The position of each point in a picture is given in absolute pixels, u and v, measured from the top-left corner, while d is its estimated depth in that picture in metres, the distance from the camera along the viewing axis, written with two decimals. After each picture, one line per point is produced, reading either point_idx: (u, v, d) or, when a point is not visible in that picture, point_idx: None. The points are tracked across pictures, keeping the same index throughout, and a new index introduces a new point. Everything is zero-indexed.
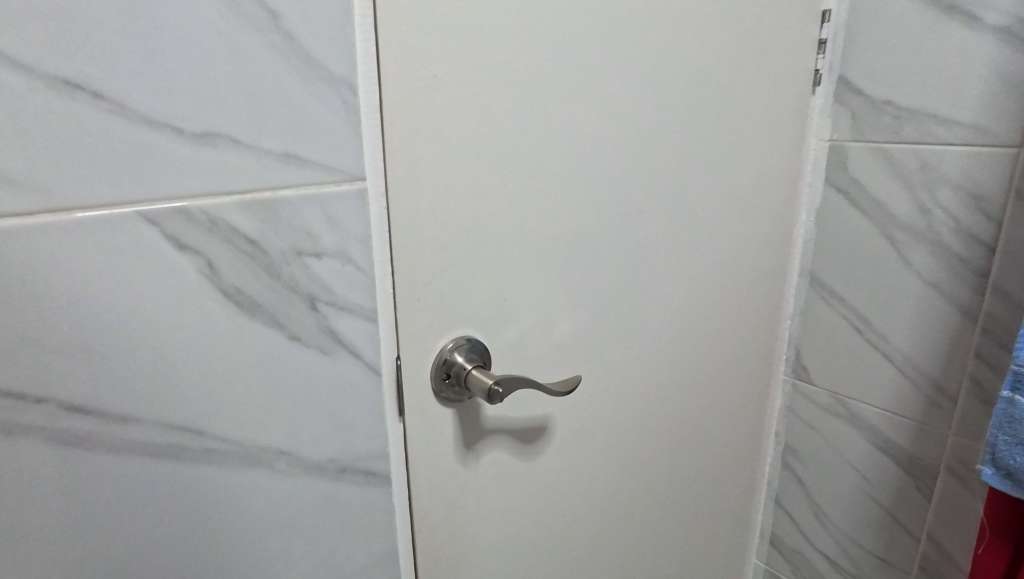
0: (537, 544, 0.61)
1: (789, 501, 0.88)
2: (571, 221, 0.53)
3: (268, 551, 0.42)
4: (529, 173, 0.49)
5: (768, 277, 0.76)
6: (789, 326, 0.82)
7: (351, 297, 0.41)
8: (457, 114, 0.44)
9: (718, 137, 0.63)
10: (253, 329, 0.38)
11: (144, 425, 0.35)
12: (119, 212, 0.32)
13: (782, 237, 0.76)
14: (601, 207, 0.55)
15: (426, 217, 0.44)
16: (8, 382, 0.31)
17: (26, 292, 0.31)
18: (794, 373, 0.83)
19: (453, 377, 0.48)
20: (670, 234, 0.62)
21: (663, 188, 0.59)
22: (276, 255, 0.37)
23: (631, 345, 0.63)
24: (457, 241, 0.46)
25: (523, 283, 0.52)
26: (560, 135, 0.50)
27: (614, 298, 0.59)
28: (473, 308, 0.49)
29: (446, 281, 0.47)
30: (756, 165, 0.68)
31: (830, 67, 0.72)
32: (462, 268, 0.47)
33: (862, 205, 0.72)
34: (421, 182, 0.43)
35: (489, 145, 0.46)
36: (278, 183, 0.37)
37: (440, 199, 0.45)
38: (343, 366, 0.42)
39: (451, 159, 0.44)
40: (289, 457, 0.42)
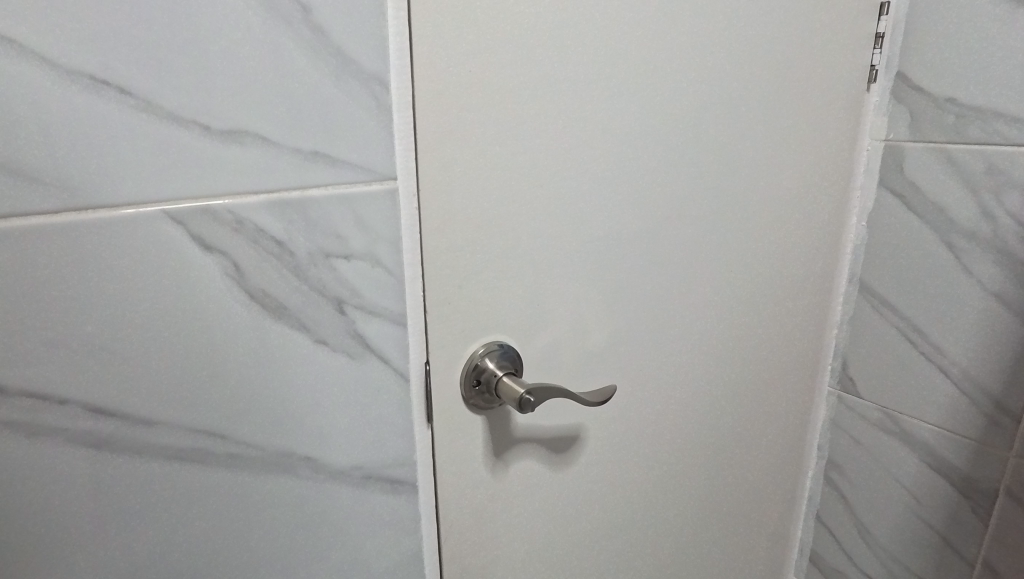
0: (567, 556, 0.59)
1: (831, 518, 0.84)
2: (608, 224, 0.51)
3: (291, 558, 0.41)
4: (567, 174, 0.47)
5: (815, 284, 0.72)
6: (836, 336, 0.78)
7: (379, 301, 0.40)
8: (492, 112, 0.42)
9: (765, 137, 0.60)
10: (278, 333, 0.37)
11: (167, 428, 0.35)
12: (144, 211, 0.32)
13: (830, 243, 0.72)
14: (640, 209, 0.53)
15: (458, 219, 0.43)
16: (32, 382, 0.31)
17: (50, 292, 0.30)
18: (840, 385, 0.79)
19: (483, 384, 0.46)
20: (712, 238, 0.59)
21: (705, 190, 0.57)
22: (303, 257, 0.36)
23: (669, 353, 0.60)
24: (489, 243, 0.45)
25: (557, 288, 0.50)
26: (598, 134, 0.48)
27: (652, 304, 0.57)
28: (505, 313, 0.47)
29: (477, 285, 0.45)
30: (805, 166, 0.65)
31: (888, 62, 0.68)
32: (495, 271, 0.46)
33: (919, 209, 0.68)
34: (453, 183, 0.42)
35: (524, 144, 0.44)
36: (306, 182, 0.35)
37: (473, 200, 0.43)
38: (370, 371, 0.41)
39: (484, 158, 0.43)
40: (314, 464, 0.40)
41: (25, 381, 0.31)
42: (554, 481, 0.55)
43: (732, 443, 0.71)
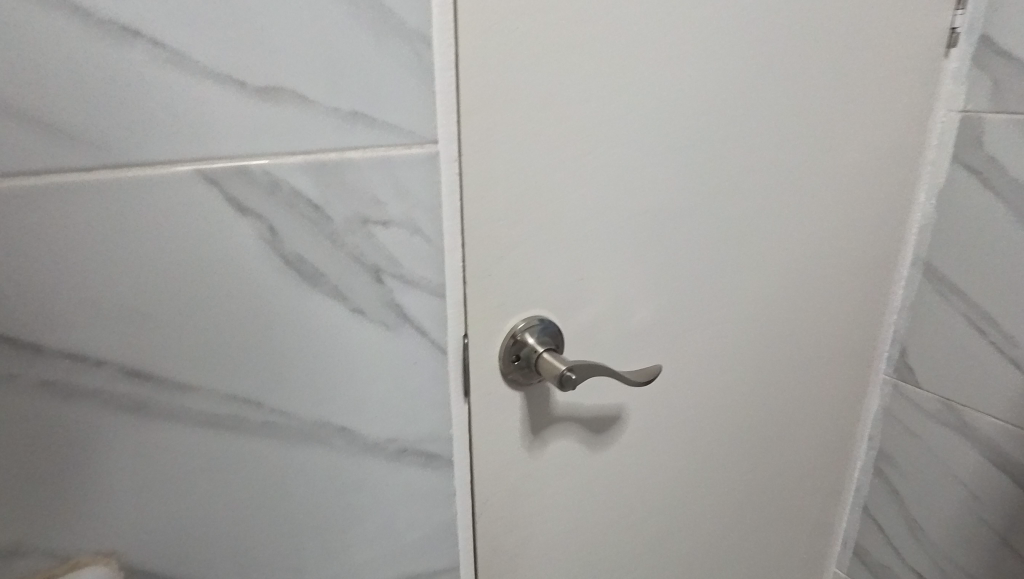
0: (603, 537, 0.58)
1: (879, 512, 0.80)
2: (658, 197, 0.48)
3: (325, 527, 0.41)
4: (616, 141, 0.44)
5: (876, 265, 0.68)
6: (895, 321, 0.74)
7: (418, 270, 0.38)
8: (538, 73, 0.40)
9: (830, 105, 0.55)
10: (315, 300, 0.36)
11: (203, 393, 0.34)
12: (179, 170, 0.31)
13: (894, 222, 0.67)
14: (692, 182, 0.50)
15: (501, 186, 0.41)
16: (67, 343, 0.31)
17: (85, 252, 0.30)
18: (897, 373, 0.75)
19: (522, 360, 0.45)
20: (768, 213, 0.56)
21: (762, 162, 0.53)
22: (340, 223, 0.35)
23: (716, 334, 0.57)
24: (533, 214, 0.42)
25: (602, 263, 0.47)
26: (651, 100, 0.45)
27: (701, 283, 0.54)
28: (548, 287, 0.45)
29: (519, 257, 0.43)
30: (872, 138, 0.60)
31: (971, 25, 0.62)
32: (538, 243, 0.43)
33: (997, 187, 0.62)
34: (496, 148, 0.40)
35: (572, 109, 0.42)
36: (343, 144, 0.34)
37: (516, 166, 0.41)
38: (407, 343, 0.40)
39: (530, 123, 0.40)
40: (349, 435, 0.40)
41: (61, 341, 0.30)
42: (591, 462, 0.53)
43: (778, 429, 0.68)
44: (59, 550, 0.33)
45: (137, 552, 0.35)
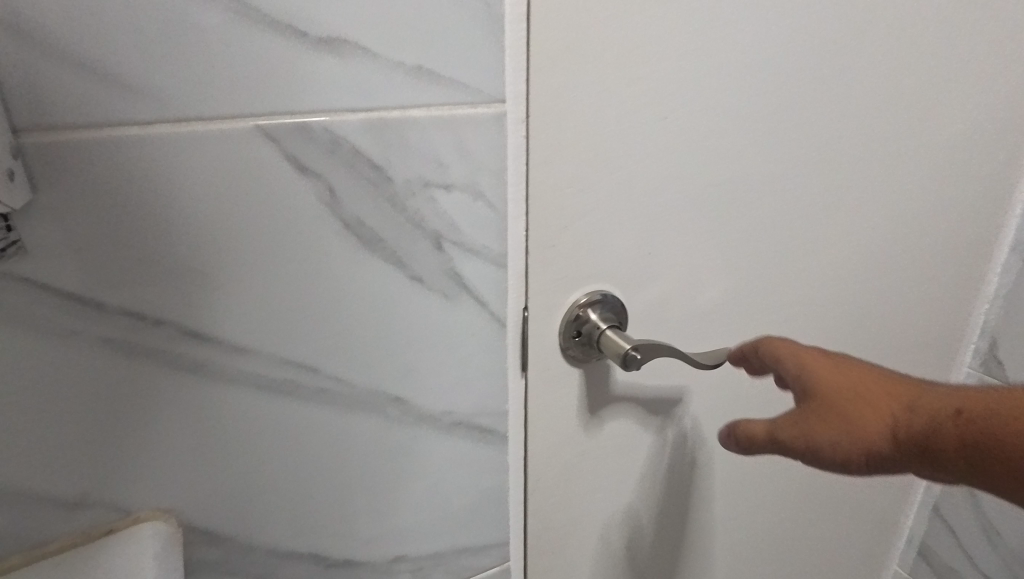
0: (657, 520, 0.56)
1: (952, 513, 0.75)
2: (739, 167, 0.44)
3: (375, 495, 0.41)
4: (700, 103, 0.40)
5: (971, 249, 0.62)
6: (986, 311, 0.67)
7: (479, 238, 0.36)
8: (617, 28, 0.35)
9: (935, 69, 0.49)
10: (373, 266, 0.34)
11: (260, 357, 0.34)
12: (238, 126, 0.29)
13: (996, 201, 0.61)
14: (776, 152, 0.45)
15: (572, 154, 0.37)
16: (127, 301, 0.30)
17: (144, 208, 0.29)
18: (985, 368, 0.69)
19: (584, 337, 0.42)
20: (854, 185, 0.51)
21: (852, 131, 0.48)
22: (401, 185, 0.33)
23: (790, 318, 0.53)
24: (603, 182, 0.39)
25: (676, 238, 0.43)
26: (739, 59, 0.40)
27: (777, 262, 0.50)
28: (615, 261, 0.42)
29: (585, 228, 0.40)
30: (980, 107, 0.54)
31: None
32: (607, 215, 0.40)
33: None
34: (566, 110, 0.36)
35: (651, 68, 0.37)
36: (406, 101, 0.32)
37: (590, 131, 0.37)
38: (465, 313, 0.38)
39: (604, 82, 0.36)
40: (402, 405, 0.39)
41: (121, 300, 0.30)
42: (650, 444, 0.51)
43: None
44: (121, 505, 0.34)
45: (196, 511, 0.36)
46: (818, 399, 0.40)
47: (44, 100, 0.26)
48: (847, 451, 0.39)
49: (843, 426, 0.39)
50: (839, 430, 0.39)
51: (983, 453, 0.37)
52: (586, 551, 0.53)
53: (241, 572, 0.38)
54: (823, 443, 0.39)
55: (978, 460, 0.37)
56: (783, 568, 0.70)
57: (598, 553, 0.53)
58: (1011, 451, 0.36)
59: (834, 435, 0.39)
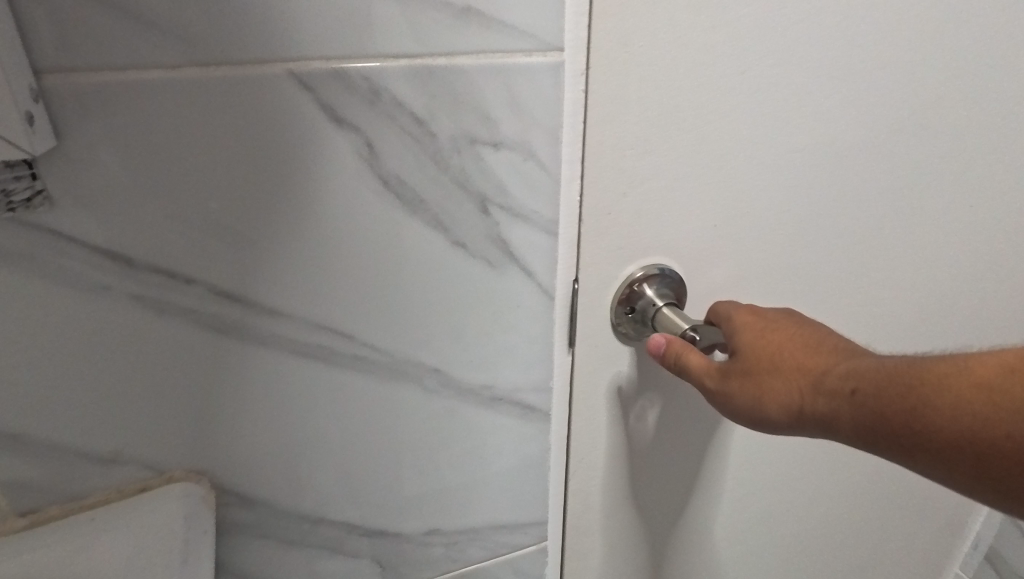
0: (709, 513, 0.52)
1: None
2: (829, 130, 0.38)
3: (411, 466, 0.39)
4: (792, 56, 0.35)
5: None
6: None
7: (528, 202, 0.33)
8: None
9: None
10: (412, 229, 0.32)
11: (294, 321, 0.32)
12: (271, 71, 0.27)
13: None
14: (876, 114, 0.39)
15: (638, 110, 0.33)
16: (158, 258, 0.29)
17: (173, 158, 0.27)
18: None
19: (637, 314, 0.38)
20: (982, 161, 0.43)
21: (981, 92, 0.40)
22: (446, 142, 0.30)
23: (881, 307, 0.47)
24: (670, 144, 0.35)
25: (751, 212, 0.39)
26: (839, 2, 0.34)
27: (869, 242, 0.43)
28: (677, 233, 0.38)
29: (646, 195, 0.36)
30: None
31: None
32: (670, 181, 0.36)
33: None
34: (632, 60, 0.32)
35: (734, 13, 0.32)
36: (455, 48, 0.29)
37: (658, 85, 0.33)
38: (510, 283, 0.35)
39: (678, 28, 0.32)
40: (441, 376, 0.37)
41: (152, 256, 0.29)
42: (707, 434, 0.47)
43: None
44: (155, 464, 0.33)
45: (229, 474, 0.35)
46: (743, 360, 0.34)
47: (67, 38, 0.24)
48: (752, 416, 0.34)
49: (751, 387, 0.34)
50: (750, 393, 0.34)
51: (879, 435, 0.29)
52: (630, 538, 0.50)
53: (276, 536, 0.38)
54: (722, 402, 0.35)
55: (877, 442, 0.30)
56: (841, 569, 0.65)
57: (643, 541, 0.51)
58: (911, 439, 0.28)
59: (741, 392, 0.34)
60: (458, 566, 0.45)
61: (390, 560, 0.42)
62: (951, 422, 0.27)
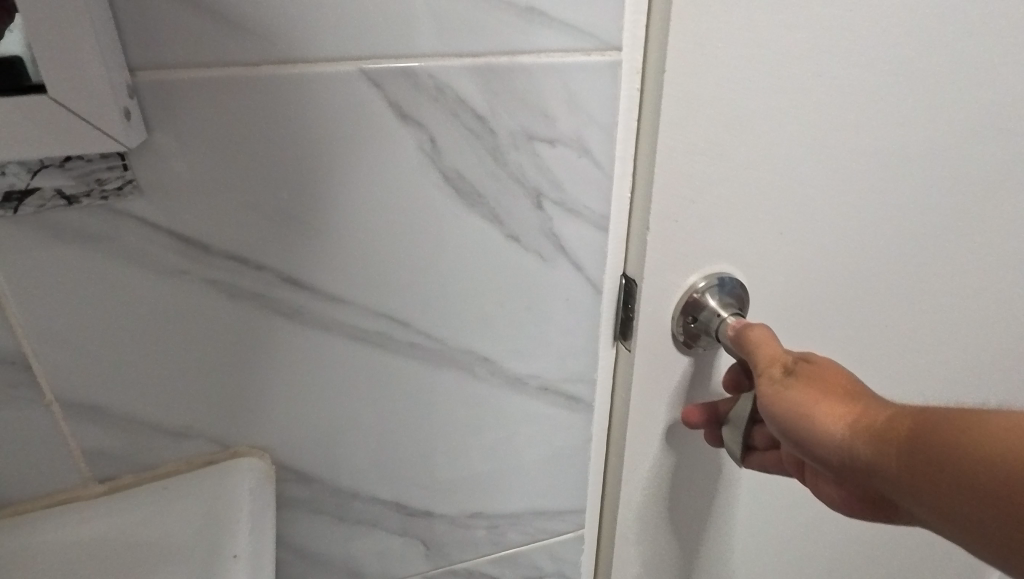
0: (769, 538, 0.49)
1: None
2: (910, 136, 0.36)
3: (457, 450, 0.41)
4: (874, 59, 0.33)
5: None
6: None
7: (581, 197, 0.34)
8: None
9: None
10: (470, 222, 0.33)
11: (354, 307, 0.34)
12: (343, 69, 0.28)
13: None
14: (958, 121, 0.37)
15: (703, 113, 0.32)
16: (231, 244, 0.30)
17: (248, 150, 0.29)
18: None
19: (699, 324, 0.37)
20: None
21: None
22: (503, 137, 0.31)
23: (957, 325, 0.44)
24: (746, 152, 0.33)
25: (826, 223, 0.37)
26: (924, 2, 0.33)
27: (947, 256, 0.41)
28: (748, 246, 0.36)
29: (717, 205, 0.34)
30: None
31: None
32: (742, 190, 0.34)
33: None
34: (711, 64, 0.31)
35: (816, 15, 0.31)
36: (515, 46, 0.30)
37: (731, 87, 0.31)
38: (560, 277, 0.36)
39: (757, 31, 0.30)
40: (490, 365, 0.38)
41: (226, 242, 0.30)
42: None
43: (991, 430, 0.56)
44: (221, 438, 0.35)
45: (288, 451, 0.37)
46: (814, 363, 0.31)
47: (158, 37, 0.26)
48: (788, 409, 0.29)
49: (810, 389, 0.29)
50: (805, 389, 0.29)
51: (913, 459, 0.24)
52: (681, 560, 0.48)
53: (328, 512, 0.40)
54: (768, 387, 0.31)
55: (906, 471, 0.24)
56: None
57: None
58: (950, 459, 0.23)
59: (797, 384, 0.30)
60: (498, 549, 0.46)
61: (433, 540, 0.44)
62: (996, 458, 0.22)
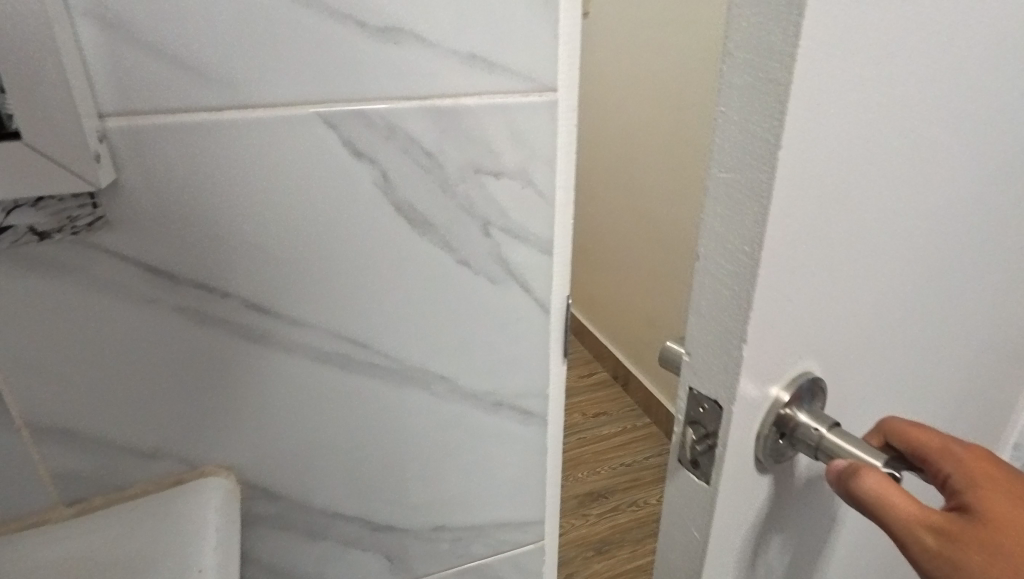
0: None
1: None
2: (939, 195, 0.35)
3: (418, 465, 0.43)
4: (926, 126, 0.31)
5: None
6: None
7: (527, 224, 0.37)
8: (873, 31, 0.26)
9: None
10: (423, 248, 0.35)
11: (316, 330, 0.36)
12: (300, 112, 0.31)
13: None
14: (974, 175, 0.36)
15: (811, 204, 0.28)
16: (198, 273, 0.33)
17: (214, 186, 0.31)
18: None
19: (786, 437, 0.34)
20: None
21: None
22: (453, 171, 0.34)
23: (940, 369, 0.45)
24: (820, 233, 0.30)
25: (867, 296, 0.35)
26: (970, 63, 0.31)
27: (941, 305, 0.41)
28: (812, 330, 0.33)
29: (794, 294, 0.31)
30: None
31: None
32: (813, 276, 0.31)
33: None
34: (811, 145, 0.27)
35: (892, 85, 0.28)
36: (461, 89, 0.32)
37: (823, 167, 0.28)
38: (511, 298, 0.39)
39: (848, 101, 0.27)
40: (448, 382, 0.40)
41: (193, 271, 0.32)
42: None
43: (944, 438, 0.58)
44: (189, 459, 0.37)
45: (256, 469, 0.39)
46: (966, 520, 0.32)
47: (128, 85, 0.28)
48: None
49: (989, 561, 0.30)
50: (983, 563, 0.30)
51: None
52: None
53: (295, 528, 0.41)
54: (937, 563, 0.31)
55: None
56: None
57: None
58: None
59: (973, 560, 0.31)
60: (462, 562, 0.48)
61: (398, 554, 0.45)
62: None
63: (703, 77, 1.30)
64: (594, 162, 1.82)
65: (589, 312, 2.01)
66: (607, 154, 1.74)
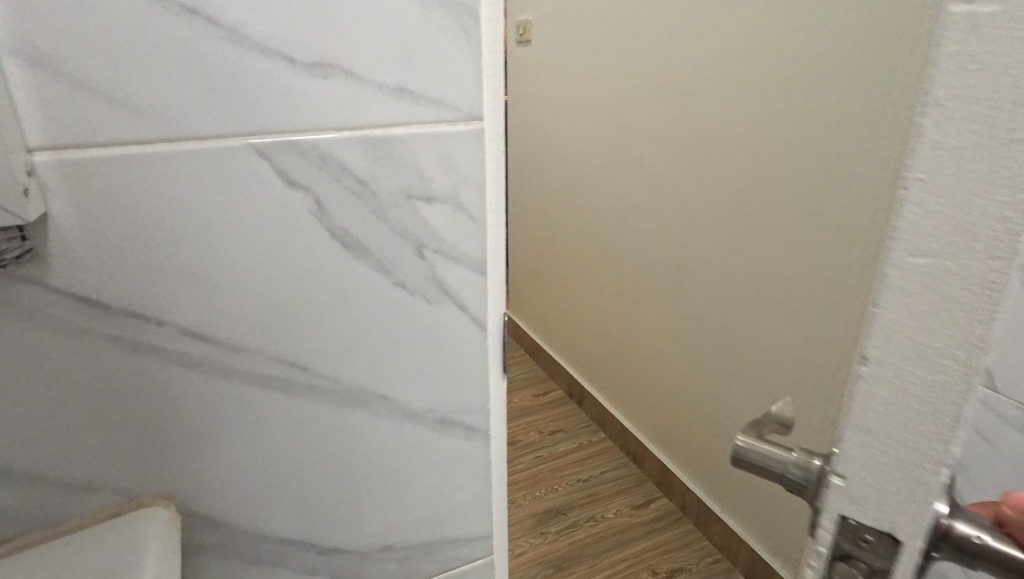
0: None
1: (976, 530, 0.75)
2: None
3: (363, 485, 0.43)
4: None
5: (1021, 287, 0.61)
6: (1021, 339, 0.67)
7: (460, 246, 0.39)
8: None
9: None
10: (360, 272, 0.37)
11: (254, 355, 0.36)
12: (233, 143, 0.32)
13: None
14: None
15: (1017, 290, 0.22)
16: (133, 302, 0.33)
17: (147, 217, 0.32)
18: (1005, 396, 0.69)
19: (943, 553, 0.27)
20: None
21: None
22: (385, 197, 0.36)
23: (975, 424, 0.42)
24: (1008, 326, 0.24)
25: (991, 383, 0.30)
26: None
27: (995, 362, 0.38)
28: None
29: None
30: None
31: None
32: None
33: None
34: None
35: None
36: (390, 119, 0.34)
37: None
38: (448, 318, 0.40)
39: None
40: (389, 401, 0.41)
41: (127, 301, 0.33)
42: None
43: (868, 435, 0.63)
44: (125, 489, 0.37)
45: (196, 497, 0.39)
46: None
47: (57, 119, 0.29)
48: None
49: None
50: None
51: None
52: None
53: (238, 556, 0.41)
54: None
55: None
56: None
57: None
58: None
59: None
60: None
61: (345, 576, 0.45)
62: None
63: (640, 100, 1.36)
64: (542, 185, 1.86)
65: (542, 331, 2.03)
66: (553, 175, 1.78)
